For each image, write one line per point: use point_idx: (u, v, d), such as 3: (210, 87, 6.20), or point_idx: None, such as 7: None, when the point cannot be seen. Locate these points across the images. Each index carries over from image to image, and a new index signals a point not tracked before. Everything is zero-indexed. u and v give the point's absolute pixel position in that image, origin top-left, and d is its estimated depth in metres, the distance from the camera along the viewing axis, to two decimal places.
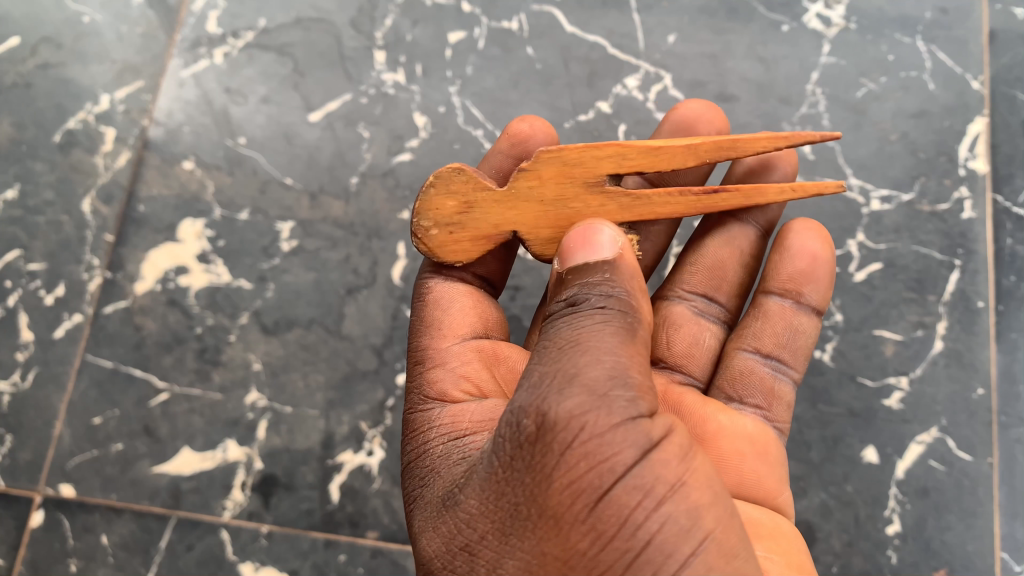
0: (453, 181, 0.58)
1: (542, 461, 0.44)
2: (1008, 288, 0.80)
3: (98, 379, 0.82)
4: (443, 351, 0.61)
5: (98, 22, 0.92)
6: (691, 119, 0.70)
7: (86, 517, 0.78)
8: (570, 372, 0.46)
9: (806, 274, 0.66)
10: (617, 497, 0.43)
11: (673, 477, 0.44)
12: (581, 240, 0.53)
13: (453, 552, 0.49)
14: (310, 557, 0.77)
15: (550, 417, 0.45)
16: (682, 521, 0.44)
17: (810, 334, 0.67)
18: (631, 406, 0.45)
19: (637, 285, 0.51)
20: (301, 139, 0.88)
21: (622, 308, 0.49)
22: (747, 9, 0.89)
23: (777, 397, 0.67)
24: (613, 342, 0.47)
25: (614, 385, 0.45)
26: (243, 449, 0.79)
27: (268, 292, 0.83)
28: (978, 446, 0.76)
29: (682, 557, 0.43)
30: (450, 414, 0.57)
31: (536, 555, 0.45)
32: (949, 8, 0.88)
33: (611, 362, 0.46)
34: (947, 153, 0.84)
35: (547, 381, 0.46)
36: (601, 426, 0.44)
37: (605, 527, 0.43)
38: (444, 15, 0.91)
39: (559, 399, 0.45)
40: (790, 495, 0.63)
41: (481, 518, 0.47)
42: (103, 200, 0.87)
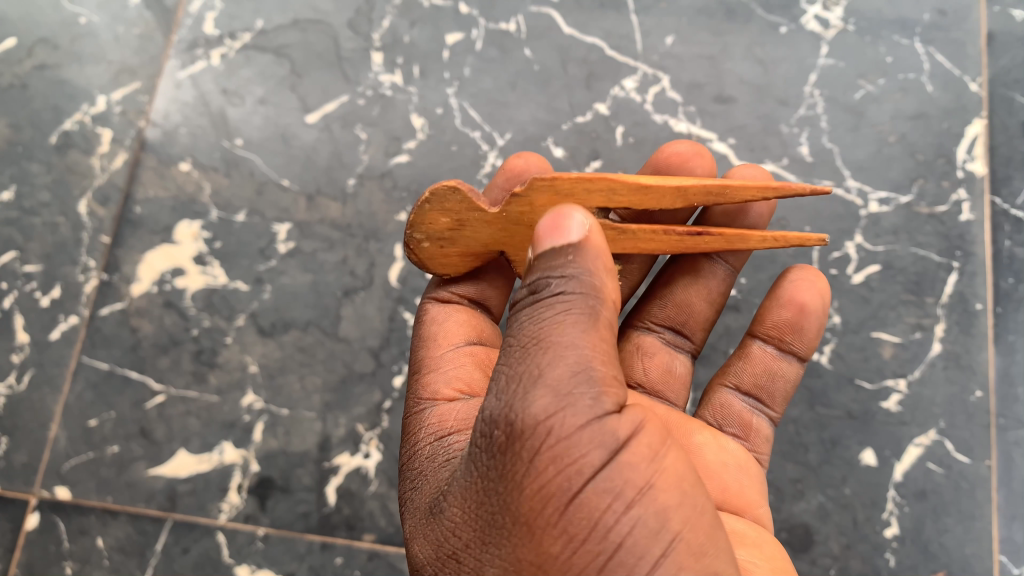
0: (448, 199, 0.57)
1: (514, 468, 0.44)
2: (1007, 290, 0.79)
3: (94, 381, 0.81)
4: (438, 358, 0.62)
5: (95, 23, 0.92)
6: (678, 161, 0.69)
7: (81, 519, 0.78)
8: (534, 373, 0.45)
9: (791, 323, 0.67)
10: (586, 501, 0.43)
11: (642, 479, 0.44)
12: (548, 226, 0.49)
13: (441, 559, 0.49)
14: (306, 559, 0.76)
15: (518, 422, 0.44)
16: (651, 522, 0.44)
17: (790, 379, 0.68)
18: (596, 406, 0.44)
19: (604, 266, 0.48)
20: (298, 140, 0.88)
21: (584, 294, 0.47)
22: (745, 11, 0.89)
23: (754, 430, 0.69)
24: (575, 334, 0.46)
25: (578, 382, 0.44)
26: (239, 451, 0.79)
27: (265, 294, 0.83)
28: (977, 448, 0.76)
29: (652, 559, 0.43)
30: (437, 415, 0.58)
31: (512, 562, 0.44)
32: (948, 9, 0.88)
33: (574, 358, 0.45)
34: (945, 155, 0.84)
35: (513, 386, 0.46)
36: (567, 428, 0.43)
37: (576, 530, 0.43)
38: (442, 16, 0.90)
39: (525, 403, 0.44)
40: (769, 510, 0.65)
41: (464, 526, 0.47)
42: (100, 201, 0.86)
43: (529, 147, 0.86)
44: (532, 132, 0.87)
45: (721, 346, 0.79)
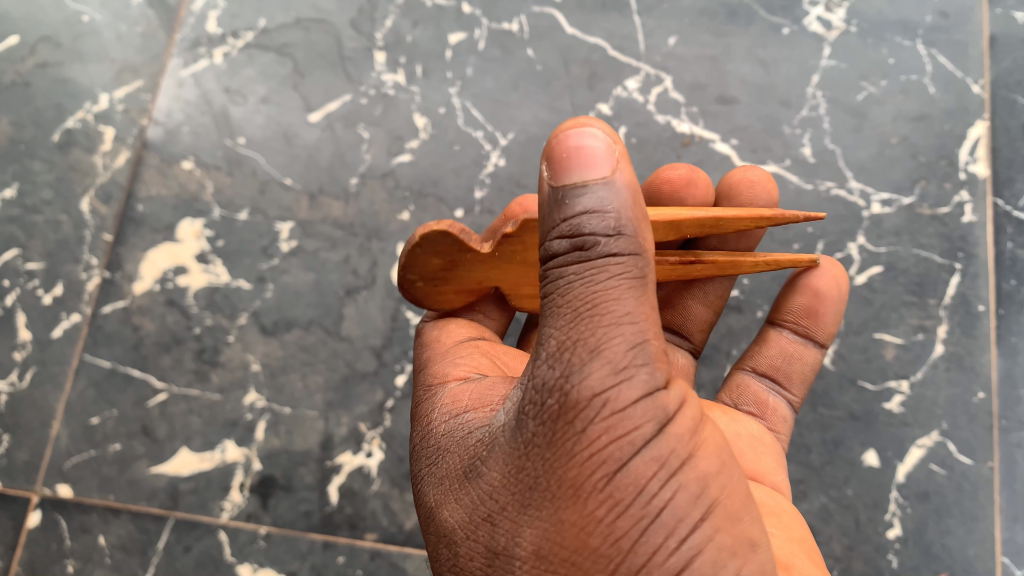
0: (439, 244, 0.56)
1: (564, 437, 0.43)
2: (1009, 292, 0.80)
3: (96, 379, 0.81)
4: (443, 352, 0.63)
5: (97, 21, 0.92)
6: (672, 186, 0.69)
7: (83, 517, 0.78)
8: (591, 342, 0.43)
9: (807, 308, 0.68)
10: (635, 468, 0.43)
11: (686, 449, 0.44)
12: (572, 147, 0.43)
13: (474, 522, 0.48)
14: (308, 558, 0.76)
15: (572, 393, 0.42)
16: (693, 489, 0.43)
17: (810, 363, 0.69)
18: (652, 378, 0.43)
19: (645, 222, 0.45)
20: (300, 139, 0.88)
21: (637, 256, 0.43)
22: (747, 12, 0.89)
23: (770, 408, 0.69)
24: (631, 302, 0.43)
25: (635, 356, 0.42)
26: (242, 450, 0.79)
27: (268, 292, 0.83)
28: (978, 450, 0.76)
29: (691, 523, 0.43)
30: (451, 396, 0.57)
31: (554, 523, 0.44)
32: (950, 11, 0.88)
33: (632, 329, 0.43)
34: (947, 157, 0.84)
35: (568, 354, 0.43)
36: (623, 401, 0.42)
37: (621, 496, 0.43)
38: (444, 16, 0.90)
39: (582, 373, 0.42)
40: (785, 479, 0.64)
41: (502, 489, 0.47)
42: (102, 199, 0.86)
43: (531, 148, 0.86)
44: (534, 132, 0.87)
45: (723, 347, 0.79)
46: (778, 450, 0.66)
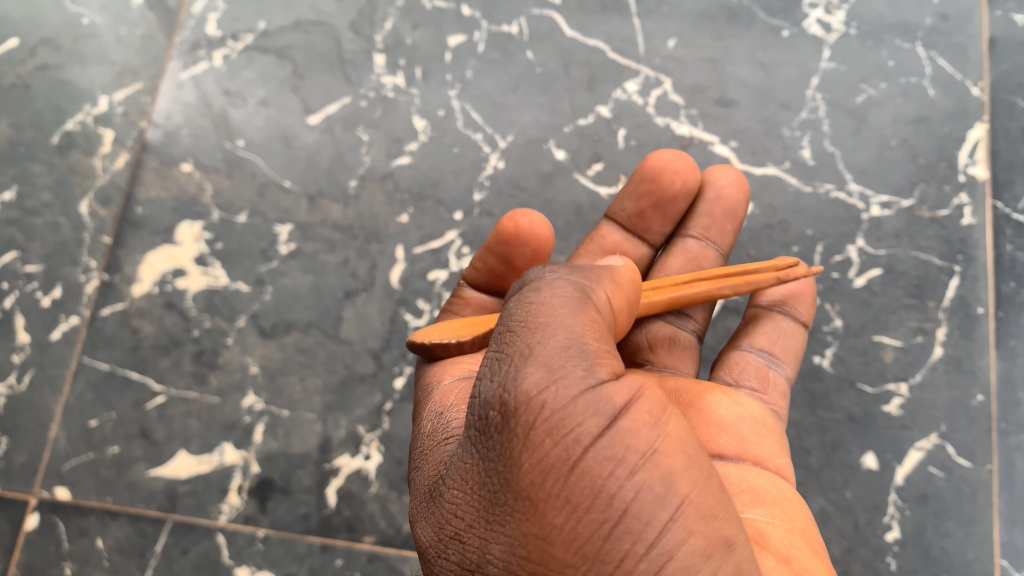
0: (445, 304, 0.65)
1: (511, 444, 0.44)
2: (1008, 294, 0.79)
3: (94, 381, 0.81)
4: (439, 364, 0.65)
5: (97, 24, 0.92)
6: (661, 167, 0.73)
7: (81, 520, 0.78)
8: (525, 352, 0.46)
9: (792, 293, 0.71)
10: (588, 469, 0.43)
11: (644, 445, 0.43)
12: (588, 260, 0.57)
13: (443, 541, 0.47)
14: (306, 561, 0.76)
15: (512, 399, 0.44)
16: (656, 488, 0.43)
17: (799, 339, 0.71)
18: (588, 376, 0.45)
19: (596, 270, 0.52)
20: (300, 142, 0.88)
21: (572, 281, 0.50)
22: (747, 15, 0.89)
23: (771, 383, 0.69)
24: (567, 315, 0.47)
25: (570, 358, 0.45)
26: (240, 453, 0.79)
27: (267, 295, 0.83)
28: (978, 452, 0.76)
29: (660, 523, 0.42)
30: (443, 392, 0.60)
31: (518, 537, 0.44)
32: (950, 14, 0.88)
33: (565, 336, 0.46)
34: (947, 159, 0.84)
35: (505, 364, 0.46)
36: (563, 399, 0.44)
37: (580, 500, 0.43)
38: (444, 18, 0.90)
39: (518, 379, 0.45)
40: (787, 461, 0.62)
41: (466, 506, 0.46)
42: (101, 202, 0.86)
43: (530, 150, 0.86)
44: (533, 135, 0.87)
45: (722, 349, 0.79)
46: (780, 430, 0.65)
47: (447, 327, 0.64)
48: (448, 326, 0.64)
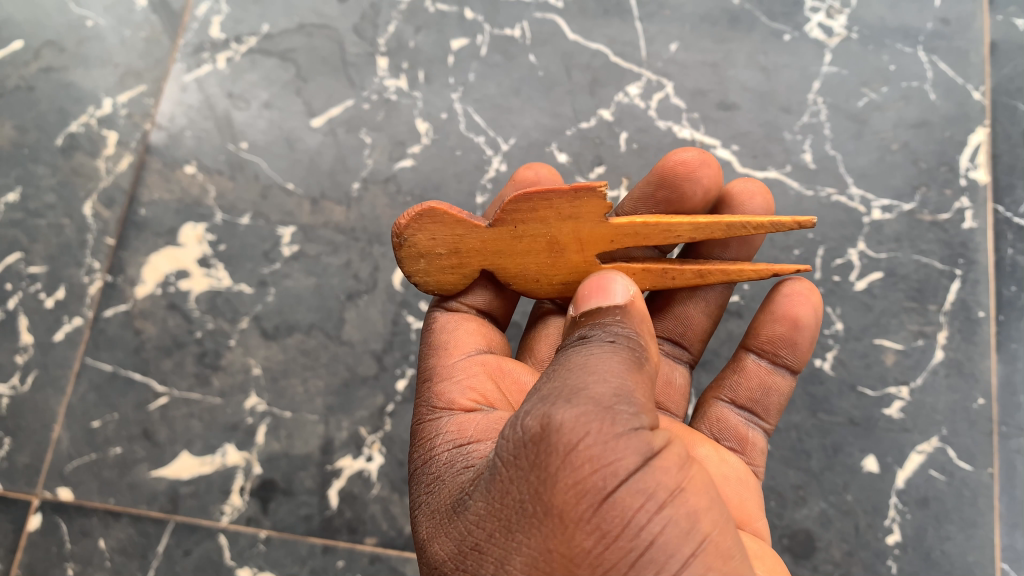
0: (434, 233, 0.56)
1: (548, 462, 0.43)
2: (1010, 298, 0.80)
3: (97, 382, 0.81)
4: (449, 367, 0.60)
5: (101, 26, 0.92)
6: (684, 170, 0.66)
7: (83, 521, 0.78)
8: (575, 386, 0.46)
9: (785, 338, 0.65)
10: (621, 500, 0.43)
11: (673, 483, 0.44)
12: (595, 287, 0.52)
13: (463, 553, 0.47)
14: (308, 563, 0.76)
15: (555, 423, 0.44)
16: (683, 523, 0.43)
17: (784, 393, 0.68)
18: (633, 418, 0.45)
19: (646, 326, 0.50)
20: (303, 144, 0.88)
21: (631, 334, 0.49)
22: (748, 18, 0.89)
23: (751, 443, 0.68)
24: (618, 360, 0.47)
25: (619, 398, 0.45)
26: (242, 453, 0.79)
27: (269, 296, 0.83)
28: (979, 456, 0.76)
29: (682, 558, 0.43)
30: (455, 423, 0.56)
31: (542, 552, 0.44)
32: (951, 18, 0.88)
33: (617, 379, 0.46)
34: (948, 163, 0.84)
35: (554, 394, 0.46)
36: (606, 432, 0.43)
37: (609, 527, 0.43)
38: (447, 21, 0.91)
39: (565, 406, 0.45)
40: (765, 523, 0.61)
41: (489, 518, 0.46)
42: (105, 203, 0.87)
43: (532, 153, 0.86)
44: (535, 138, 0.87)
45: (723, 352, 0.79)
46: (758, 488, 0.65)
47: (437, 259, 0.57)
48: (437, 256, 0.57)
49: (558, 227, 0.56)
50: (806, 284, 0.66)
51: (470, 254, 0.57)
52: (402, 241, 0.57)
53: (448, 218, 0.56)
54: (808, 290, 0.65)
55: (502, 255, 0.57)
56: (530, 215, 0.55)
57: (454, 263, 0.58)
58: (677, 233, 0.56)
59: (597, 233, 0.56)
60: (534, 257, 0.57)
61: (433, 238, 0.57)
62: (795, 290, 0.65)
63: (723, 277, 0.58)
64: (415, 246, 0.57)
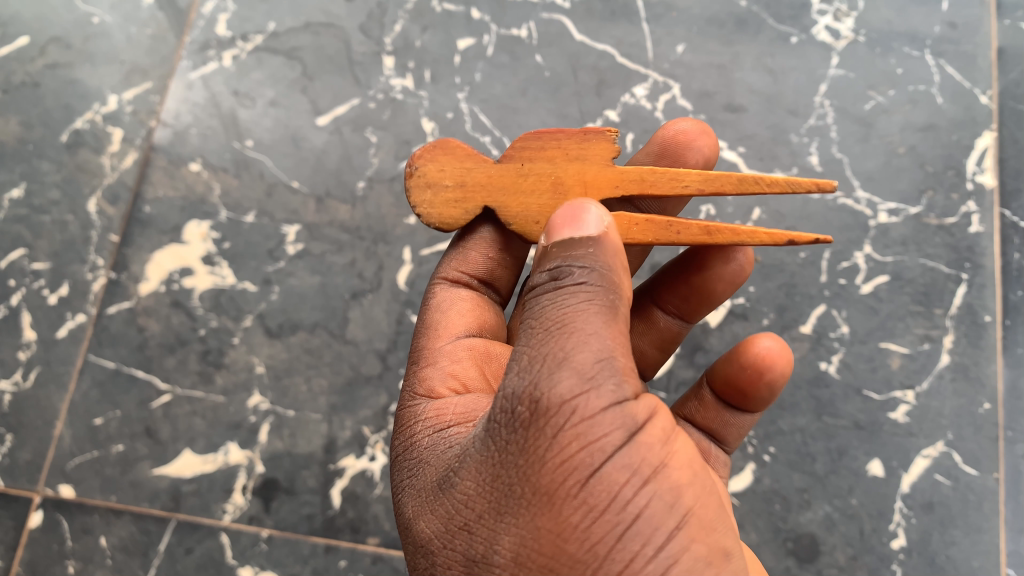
0: (445, 165, 0.57)
1: (536, 443, 0.42)
2: (1015, 303, 0.79)
3: (100, 379, 0.81)
4: (435, 351, 0.60)
5: (108, 23, 0.92)
6: (684, 142, 0.66)
7: (84, 519, 0.78)
8: (558, 355, 0.44)
9: (737, 394, 0.64)
10: (607, 476, 0.42)
11: (658, 458, 0.43)
12: (566, 218, 0.49)
13: (451, 532, 0.46)
14: (310, 562, 0.76)
15: (542, 399, 0.43)
16: (667, 498, 0.42)
17: (744, 427, 0.67)
18: (618, 389, 0.43)
19: (619, 262, 0.47)
20: (309, 143, 0.88)
21: (604, 282, 0.46)
22: (756, 21, 0.89)
23: (712, 457, 0.67)
24: (599, 322, 0.44)
25: (602, 367, 0.43)
26: (244, 452, 0.79)
27: (273, 295, 0.83)
28: (985, 461, 0.76)
29: (667, 531, 0.42)
30: (434, 409, 0.55)
31: (530, 530, 0.42)
32: (958, 22, 0.88)
33: (598, 344, 0.44)
34: (955, 167, 0.84)
35: (536, 365, 0.44)
36: (592, 408, 0.42)
37: (596, 502, 0.42)
38: (454, 21, 0.91)
39: (550, 381, 0.43)
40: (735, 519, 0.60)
41: (477, 498, 0.45)
42: (110, 200, 0.87)
43: None
44: None
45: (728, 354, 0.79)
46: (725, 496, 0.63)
47: (442, 190, 0.57)
48: (443, 188, 0.57)
49: (564, 167, 0.56)
50: (773, 349, 0.62)
51: (476, 189, 0.57)
52: (412, 171, 0.57)
53: (460, 150, 0.57)
54: (769, 351, 0.61)
55: (507, 192, 0.56)
56: (537, 153, 0.56)
57: (459, 196, 0.57)
58: (685, 182, 0.54)
59: (602, 175, 0.55)
60: (538, 197, 0.56)
61: (442, 170, 0.57)
62: (752, 361, 0.62)
63: (732, 235, 0.54)
64: (425, 176, 0.57)
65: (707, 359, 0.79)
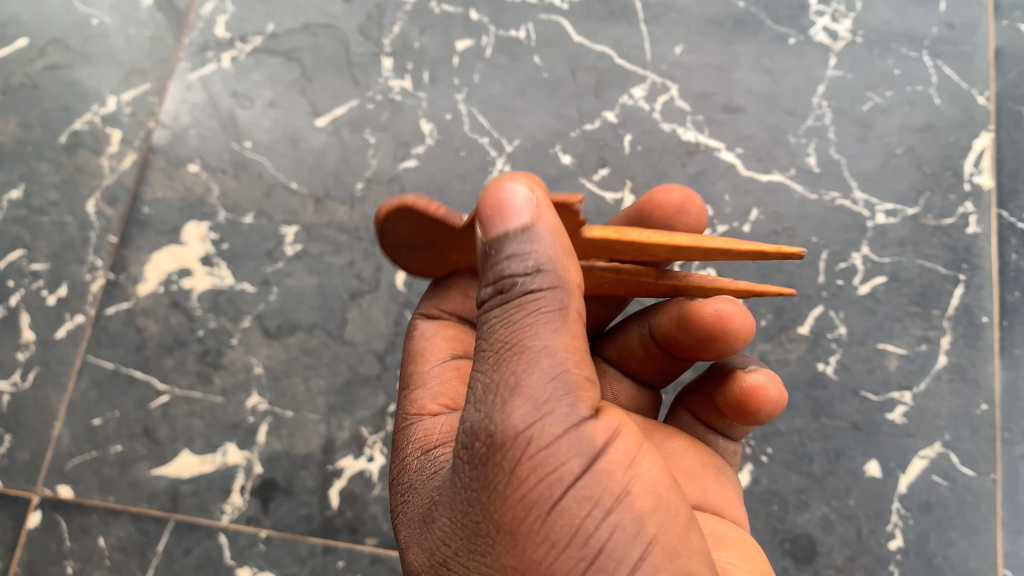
0: (412, 227, 0.53)
1: (496, 480, 0.42)
2: (1013, 304, 0.79)
3: (98, 380, 0.81)
4: (424, 373, 0.60)
5: (107, 24, 0.92)
6: (666, 207, 0.65)
7: (83, 519, 0.78)
8: (509, 382, 0.43)
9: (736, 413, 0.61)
10: (568, 508, 0.42)
11: (620, 485, 0.42)
12: (495, 204, 0.44)
13: (433, 566, 0.47)
14: (308, 563, 0.76)
15: (497, 433, 0.42)
16: (630, 527, 0.42)
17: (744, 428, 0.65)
18: (572, 412, 0.42)
19: (563, 254, 0.45)
20: (307, 144, 0.88)
21: (548, 287, 0.44)
22: (754, 22, 0.89)
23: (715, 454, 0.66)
24: (548, 338, 0.43)
25: (555, 392, 0.42)
26: (243, 453, 0.79)
27: (271, 295, 0.83)
28: (982, 462, 0.76)
29: (633, 561, 0.42)
30: (423, 429, 0.56)
31: (500, 568, 0.43)
32: (956, 23, 0.88)
33: (550, 365, 0.43)
34: (952, 168, 0.84)
35: (490, 394, 0.43)
36: (548, 438, 0.42)
37: (559, 537, 0.42)
38: (453, 22, 0.91)
39: (503, 412, 0.42)
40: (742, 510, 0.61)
41: (452, 534, 0.45)
42: (108, 201, 0.87)
43: (536, 154, 0.86)
44: (540, 139, 0.87)
45: None
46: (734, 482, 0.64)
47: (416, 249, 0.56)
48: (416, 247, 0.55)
49: None
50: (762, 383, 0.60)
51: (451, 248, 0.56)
52: (382, 234, 0.54)
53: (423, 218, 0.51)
54: (759, 386, 0.59)
55: None
56: None
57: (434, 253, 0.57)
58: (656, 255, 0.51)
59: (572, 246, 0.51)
60: None
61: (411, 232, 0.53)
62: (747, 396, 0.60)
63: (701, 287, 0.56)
64: (394, 237, 0.54)
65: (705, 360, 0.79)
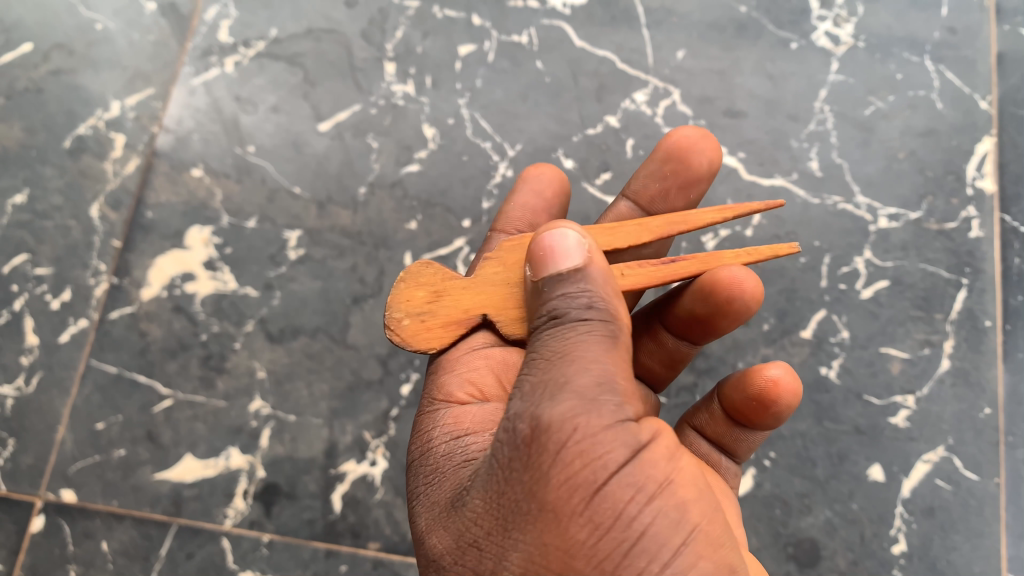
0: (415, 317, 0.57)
1: (541, 460, 0.43)
2: (1015, 307, 0.79)
3: (102, 384, 0.82)
4: (454, 358, 0.58)
5: (110, 29, 0.93)
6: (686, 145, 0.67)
7: (86, 523, 0.78)
8: (559, 380, 0.45)
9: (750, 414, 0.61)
10: (611, 493, 0.42)
11: (662, 475, 0.43)
12: (548, 248, 0.48)
13: (461, 548, 0.46)
14: (310, 567, 0.76)
15: (543, 420, 0.43)
16: (672, 515, 0.43)
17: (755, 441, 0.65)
18: (619, 409, 0.44)
19: (611, 288, 0.48)
20: (311, 148, 0.88)
21: (597, 306, 0.46)
22: (756, 26, 0.90)
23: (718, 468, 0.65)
24: (596, 346, 0.45)
25: (602, 389, 0.44)
26: (245, 457, 0.79)
27: (274, 299, 0.83)
28: (985, 466, 0.76)
29: (672, 548, 0.42)
30: (451, 416, 0.55)
31: (537, 546, 0.42)
32: (957, 27, 0.88)
33: (598, 367, 0.45)
34: (955, 172, 0.84)
35: (539, 391, 0.45)
36: (594, 427, 0.43)
37: (602, 519, 0.42)
38: (455, 27, 0.91)
39: (550, 404, 0.44)
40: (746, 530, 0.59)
41: (487, 515, 0.45)
42: (112, 206, 0.87)
43: (539, 158, 0.86)
44: (542, 144, 0.87)
45: (729, 359, 0.79)
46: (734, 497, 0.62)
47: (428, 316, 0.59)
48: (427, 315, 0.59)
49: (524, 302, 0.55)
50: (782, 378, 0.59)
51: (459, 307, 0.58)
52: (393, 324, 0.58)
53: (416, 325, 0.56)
54: (778, 380, 0.59)
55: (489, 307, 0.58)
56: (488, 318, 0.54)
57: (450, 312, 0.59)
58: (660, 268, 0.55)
59: None
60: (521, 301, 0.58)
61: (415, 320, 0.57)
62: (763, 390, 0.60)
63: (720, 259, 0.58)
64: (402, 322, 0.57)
65: (708, 364, 0.79)
